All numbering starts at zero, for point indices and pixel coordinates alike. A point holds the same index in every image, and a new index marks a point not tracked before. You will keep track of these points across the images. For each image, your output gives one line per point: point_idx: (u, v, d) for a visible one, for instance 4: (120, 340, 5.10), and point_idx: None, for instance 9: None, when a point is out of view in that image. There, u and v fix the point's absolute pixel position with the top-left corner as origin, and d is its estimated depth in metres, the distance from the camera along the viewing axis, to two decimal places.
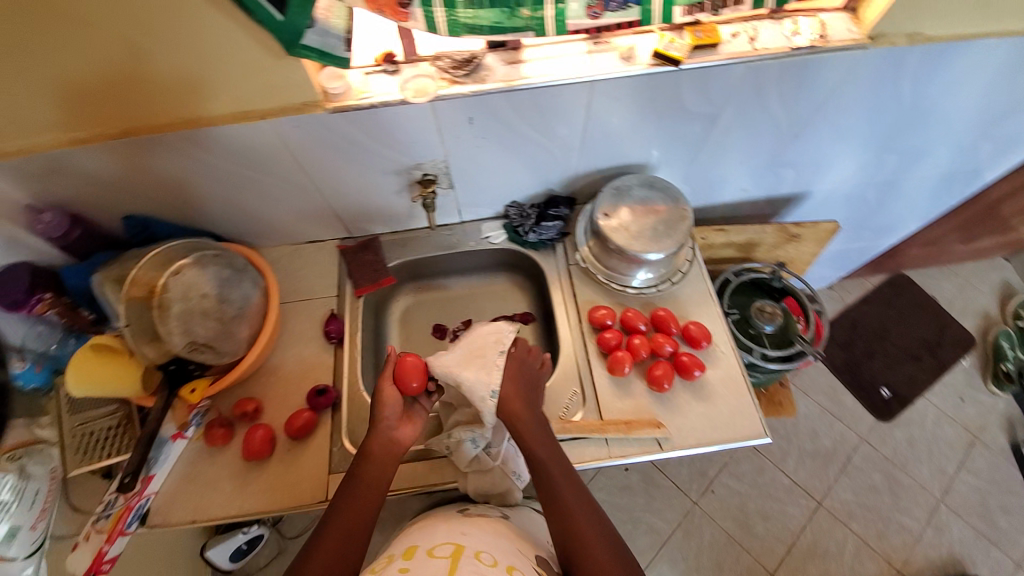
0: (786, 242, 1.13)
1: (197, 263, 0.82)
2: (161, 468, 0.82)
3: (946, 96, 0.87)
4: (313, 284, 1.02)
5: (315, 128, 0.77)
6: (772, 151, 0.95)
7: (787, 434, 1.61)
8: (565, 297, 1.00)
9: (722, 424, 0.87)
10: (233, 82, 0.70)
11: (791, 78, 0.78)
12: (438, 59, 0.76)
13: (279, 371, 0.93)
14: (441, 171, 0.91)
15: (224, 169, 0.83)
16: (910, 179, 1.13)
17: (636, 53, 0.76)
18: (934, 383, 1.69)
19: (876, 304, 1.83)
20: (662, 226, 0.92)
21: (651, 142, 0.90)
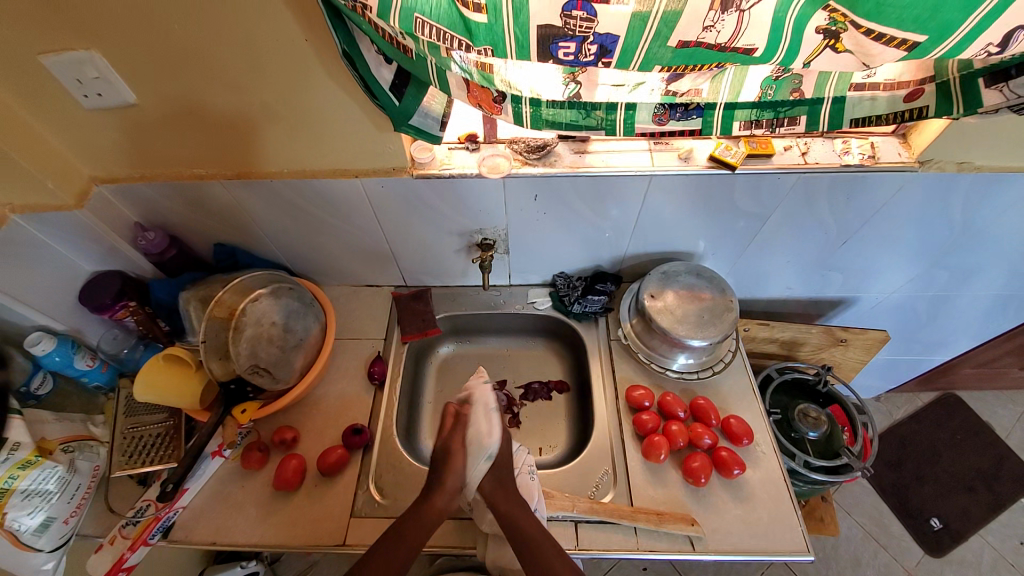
0: (831, 346, 1.11)
1: (273, 293, 0.90)
2: (195, 481, 0.85)
3: (998, 221, 0.89)
4: (364, 324, 1.09)
5: (399, 188, 0.87)
6: (819, 255, 0.97)
7: (826, 556, 1.47)
8: (603, 370, 1.02)
9: (760, 532, 0.82)
10: (338, 144, 0.81)
11: (840, 191, 0.82)
12: (515, 143, 0.86)
13: (320, 404, 0.98)
14: (500, 237, 0.98)
15: (312, 215, 0.94)
16: (965, 297, 1.11)
17: (694, 154, 0.82)
18: (989, 520, 1.53)
19: (928, 423, 1.71)
20: (706, 313, 0.94)
21: (700, 234, 0.95)
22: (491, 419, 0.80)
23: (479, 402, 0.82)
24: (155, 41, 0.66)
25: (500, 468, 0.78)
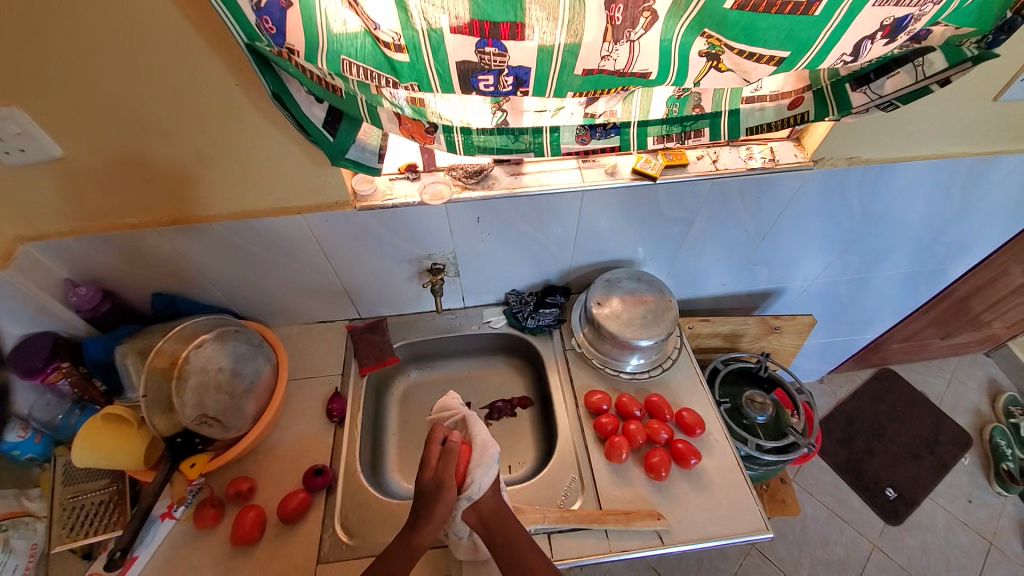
0: (768, 334, 1.20)
1: (217, 338, 0.87)
2: (146, 549, 0.80)
3: (891, 207, 1.00)
4: (319, 362, 1.07)
5: (343, 222, 0.88)
6: (745, 251, 1.05)
7: (796, 539, 1.54)
8: (561, 380, 1.05)
9: (721, 518, 0.86)
10: (278, 183, 0.82)
11: (752, 192, 0.91)
12: (453, 170, 0.89)
13: (276, 449, 0.94)
14: (449, 261, 1.00)
15: (254, 254, 0.93)
16: (877, 277, 1.23)
17: (619, 169, 0.89)
18: (939, 484, 1.65)
19: (868, 399, 1.84)
20: (650, 315, 0.99)
21: (637, 241, 1.01)
22: (485, 473, 0.74)
23: (475, 447, 0.75)
24: (76, 94, 0.65)
25: (480, 508, 0.75)
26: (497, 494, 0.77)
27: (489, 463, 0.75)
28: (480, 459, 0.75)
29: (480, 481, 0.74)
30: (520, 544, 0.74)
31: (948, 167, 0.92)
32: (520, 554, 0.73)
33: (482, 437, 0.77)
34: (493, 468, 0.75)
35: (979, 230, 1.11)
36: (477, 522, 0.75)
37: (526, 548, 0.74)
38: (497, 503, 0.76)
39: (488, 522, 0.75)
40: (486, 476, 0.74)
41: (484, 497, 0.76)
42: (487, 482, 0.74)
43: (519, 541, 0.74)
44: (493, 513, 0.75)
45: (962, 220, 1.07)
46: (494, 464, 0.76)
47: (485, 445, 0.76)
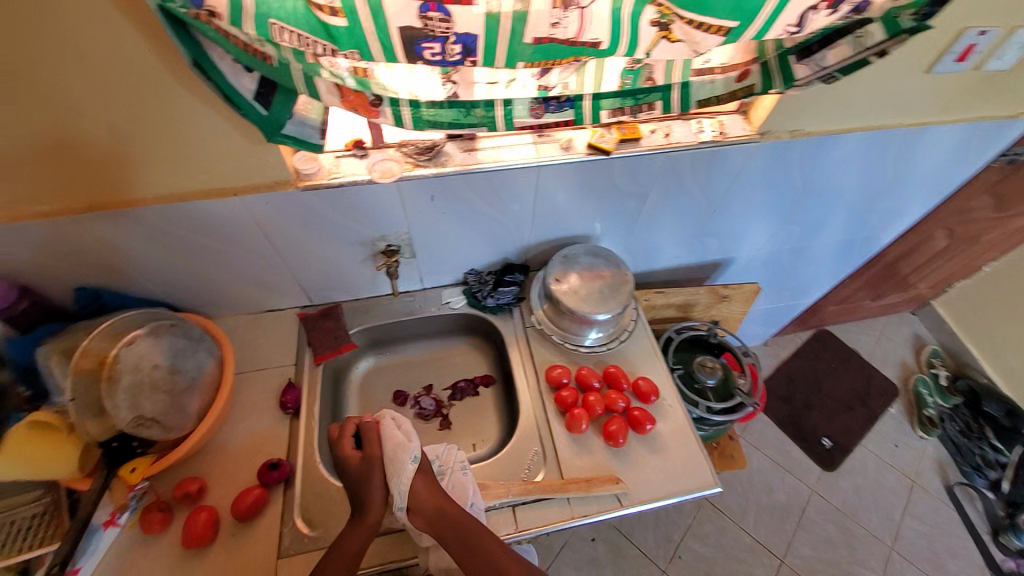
0: (718, 302, 1.25)
1: (150, 333, 0.82)
2: (89, 561, 0.75)
3: (828, 178, 1.05)
4: (270, 352, 1.02)
5: (286, 203, 0.82)
6: (696, 223, 1.08)
7: (744, 490, 1.66)
8: (523, 358, 1.05)
9: (676, 476, 0.90)
10: (208, 162, 0.75)
11: (702, 164, 0.92)
12: (403, 146, 0.85)
13: (228, 446, 0.90)
14: (404, 242, 0.97)
15: (188, 241, 0.86)
16: (816, 245, 1.30)
17: (574, 143, 0.88)
18: (868, 431, 1.81)
19: (807, 358, 1.99)
20: (607, 289, 1.00)
21: (594, 216, 1.01)
22: (401, 472, 0.74)
23: (389, 450, 0.75)
24: None
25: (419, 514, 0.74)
26: (436, 491, 0.76)
27: (403, 465, 0.74)
28: (395, 457, 0.74)
29: (400, 480, 0.73)
30: (479, 540, 0.72)
31: (880, 139, 0.98)
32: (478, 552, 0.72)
33: (394, 437, 0.76)
34: (411, 466, 0.74)
35: (906, 198, 1.19)
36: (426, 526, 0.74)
37: (484, 539, 0.73)
38: (438, 499, 0.75)
39: (435, 526, 0.73)
40: (404, 480, 0.73)
41: (418, 500, 0.74)
42: (406, 481, 0.73)
43: (478, 538, 0.73)
44: (436, 511, 0.74)
45: (892, 189, 1.14)
46: (413, 460, 0.75)
47: (398, 444, 0.75)
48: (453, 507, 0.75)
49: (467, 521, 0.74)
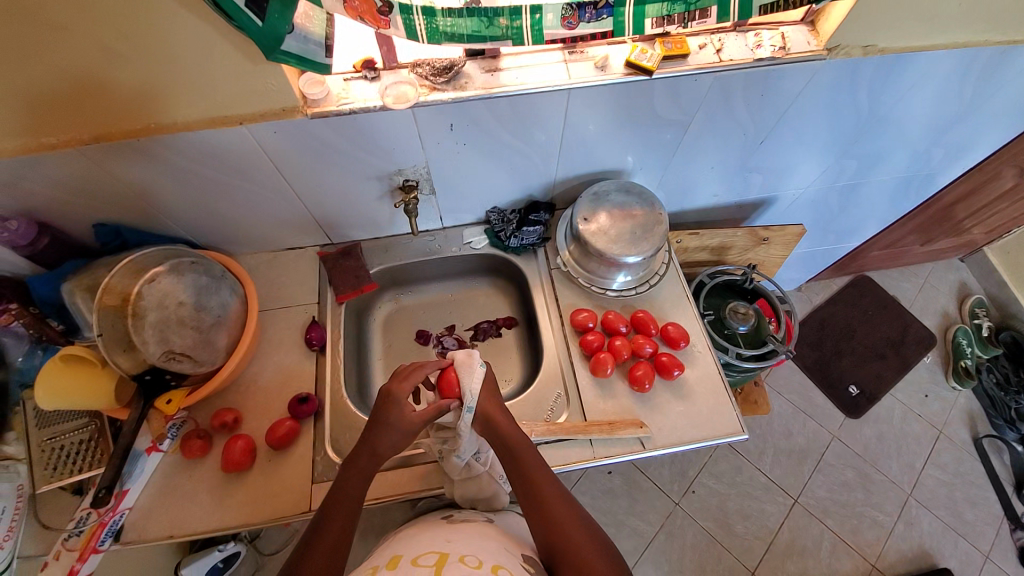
0: (756, 245, 1.18)
1: (173, 270, 0.81)
2: (136, 483, 0.80)
3: (899, 105, 0.93)
4: (292, 290, 1.01)
5: (296, 133, 0.77)
6: (741, 157, 0.99)
7: (763, 433, 1.66)
8: (546, 301, 1.02)
9: (701, 423, 0.89)
10: (210, 86, 0.70)
11: (756, 86, 0.82)
12: (418, 66, 0.77)
13: (257, 381, 0.92)
14: (422, 177, 0.92)
15: (199, 174, 0.82)
16: (871, 183, 1.18)
17: (610, 62, 0.78)
18: (899, 380, 1.77)
19: (842, 304, 1.90)
20: (639, 229, 0.94)
21: (627, 149, 0.93)
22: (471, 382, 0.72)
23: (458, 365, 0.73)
24: None
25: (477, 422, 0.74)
26: (493, 399, 0.75)
27: (473, 373, 0.73)
28: (464, 370, 0.73)
29: (472, 389, 0.72)
30: (526, 462, 0.71)
31: (968, 58, 0.84)
32: (526, 477, 0.70)
33: (460, 356, 0.74)
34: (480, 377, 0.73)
35: (984, 130, 1.05)
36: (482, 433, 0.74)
37: (526, 459, 0.71)
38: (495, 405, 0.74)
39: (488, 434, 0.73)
40: (477, 382, 0.73)
41: (483, 404, 0.74)
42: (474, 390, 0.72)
43: (523, 458, 0.71)
44: (486, 420, 0.73)
45: (969, 118, 1.00)
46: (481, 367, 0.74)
47: (464, 360, 0.73)
48: (503, 418, 0.73)
49: (514, 440, 0.72)
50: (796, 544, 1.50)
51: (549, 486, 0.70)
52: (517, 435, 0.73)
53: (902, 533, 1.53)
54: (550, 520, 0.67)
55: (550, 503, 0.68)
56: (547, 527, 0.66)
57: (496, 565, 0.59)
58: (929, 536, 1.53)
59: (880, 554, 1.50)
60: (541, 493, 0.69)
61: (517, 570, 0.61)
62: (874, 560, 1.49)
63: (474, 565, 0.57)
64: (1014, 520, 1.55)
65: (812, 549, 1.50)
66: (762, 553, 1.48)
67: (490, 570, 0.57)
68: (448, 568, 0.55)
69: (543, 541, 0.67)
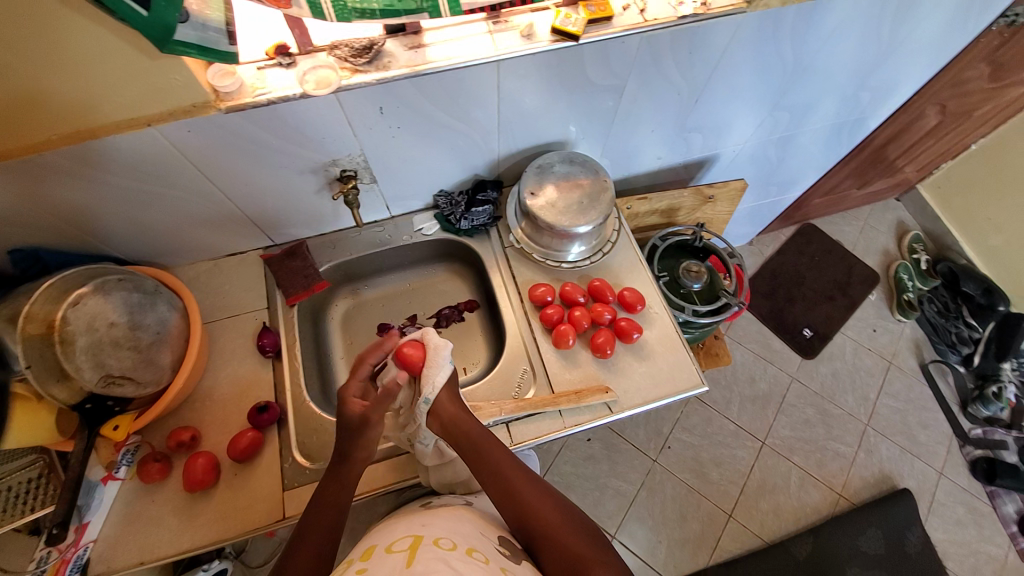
0: (703, 204, 1.21)
1: (98, 289, 0.76)
2: (96, 516, 0.76)
3: (822, 52, 0.95)
4: (239, 298, 0.97)
5: (214, 130, 0.73)
6: (679, 118, 1.00)
7: (727, 383, 1.74)
8: (504, 279, 1.02)
9: (663, 379, 0.91)
10: (109, 87, 0.64)
11: (683, 45, 0.82)
12: (336, 49, 0.73)
13: (212, 396, 0.88)
14: (360, 166, 0.89)
15: (118, 186, 0.77)
16: (805, 132, 1.22)
17: (535, 30, 0.77)
18: (848, 318, 1.86)
19: (791, 254, 1.98)
20: (586, 199, 0.94)
21: (567, 119, 0.93)
22: (440, 370, 0.76)
23: (429, 348, 0.77)
24: None
25: (440, 415, 0.75)
26: (455, 401, 0.77)
27: (442, 362, 0.76)
28: (434, 358, 0.76)
29: (433, 383, 0.75)
30: (488, 451, 0.73)
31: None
32: (490, 464, 0.71)
33: (430, 334, 0.79)
34: (448, 368, 0.77)
35: (903, 69, 1.09)
36: (440, 429, 0.76)
37: (487, 444, 0.73)
38: (456, 409, 0.76)
39: (451, 431, 0.74)
40: (439, 376, 0.75)
41: (441, 404, 0.75)
42: (442, 380, 0.75)
43: (487, 452, 0.72)
44: (451, 418, 0.75)
45: (888, 60, 1.04)
46: (448, 361, 0.77)
47: (437, 345, 0.77)
48: (466, 414, 0.76)
49: (477, 433, 0.74)
50: (767, 483, 1.59)
51: (514, 474, 0.71)
52: (478, 427, 0.75)
53: (863, 460, 1.64)
54: (522, 507, 0.68)
55: (517, 490, 0.69)
56: (520, 513, 0.68)
57: (471, 546, 0.59)
58: (887, 460, 1.65)
59: (844, 481, 1.61)
60: (506, 477, 0.70)
61: (491, 549, 0.61)
62: (839, 487, 1.60)
63: (448, 547, 0.57)
64: (961, 436, 1.69)
65: (782, 485, 1.59)
66: (736, 496, 1.56)
67: (464, 551, 0.57)
68: (422, 551, 0.55)
69: (519, 529, 0.67)
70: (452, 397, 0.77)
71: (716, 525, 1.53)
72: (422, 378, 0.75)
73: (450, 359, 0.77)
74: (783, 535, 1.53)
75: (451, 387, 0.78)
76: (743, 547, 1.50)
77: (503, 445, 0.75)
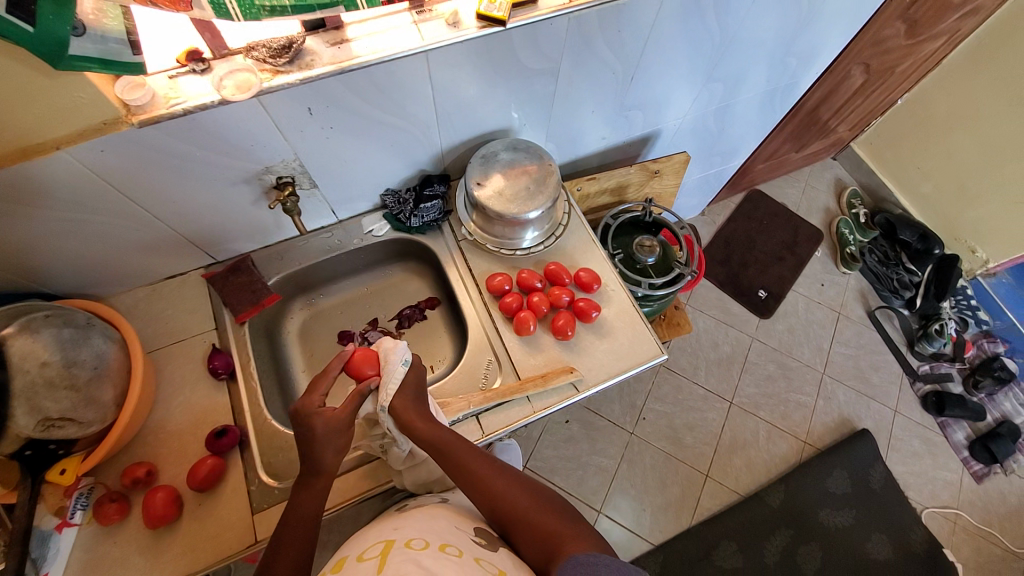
0: (650, 179, 1.23)
1: (25, 329, 0.71)
2: (54, 565, 0.72)
3: (747, 21, 0.97)
4: (184, 322, 0.93)
5: (129, 147, 0.68)
6: (617, 96, 1.01)
7: (693, 350, 1.79)
8: (460, 273, 1.01)
9: (625, 354, 0.93)
10: (5, 113, 0.59)
11: (611, 23, 0.83)
12: (253, 50, 0.70)
13: (166, 427, 0.84)
14: (296, 171, 0.86)
15: (35, 218, 0.72)
16: (740, 101, 1.26)
17: (461, 17, 0.75)
18: (799, 276, 1.95)
19: (741, 220, 2.05)
20: (533, 184, 0.94)
21: (506, 106, 0.92)
22: (393, 374, 0.76)
23: (381, 353, 0.78)
24: None
25: (399, 419, 0.74)
26: (413, 404, 0.76)
27: (394, 366, 0.76)
28: (386, 362, 0.76)
29: (387, 387, 0.75)
30: (454, 449, 0.72)
31: None
32: (457, 461, 0.71)
33: (384, 339, 0.79)
34: (401, 369, 0.76)
35: (824, 33, 1.13)
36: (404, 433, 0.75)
37: (450, 442, 0.73)
38: (415, 411, 0.75)
39: (412, 436, 0.74)
40: (393, 379, 0.75)
41: (398, 407, 0.74)
42: (395, 384, 0.75)
43: (451, 449, 0.72)
44: (409, 423, 0.73)
45: (810, 25, 1.08)
46: (402, 363, 0.77)
47: (388, 349, 0.78)
48: (423, 418, 0.74)
49: (439, 434, 0.73)
50: (738, 440, 1.66)
51: (484, 466, 0.71)
52: (440, 427, 0.74)
53: (823, 408, 1.74)
54: (495, 496, 0.68)
55: (488, 481, 0.70)
56: (493, 502, 0.68)
57: (444, 542, 0.59)
58: (845, 404, 1.75)
59: (808, 429, 1.70)
60: (475, 470, 0.70)
61: (467, 543, 0.61)
62: (804, 435, 1.69)
63: (420, 546, 0.57)
64: (910, 373, 1.81)
65: (752, 440, 1.67)
66: (711, 456, 1.63)
67: (437, 548, 0.57)
68: (393, 554, 0.54)
69: (495, 518, 0.68)
70: (410, 400, 0.75)
71: (694, 486, 1.59)
72: (377, 385, 0.76)
73: (405, 361, 0.77)
74: (757, 487, 1.60)
75: (409, 389, 0.77)
76: (721, 503, 1.57)
77: (468, 441, 0.75)
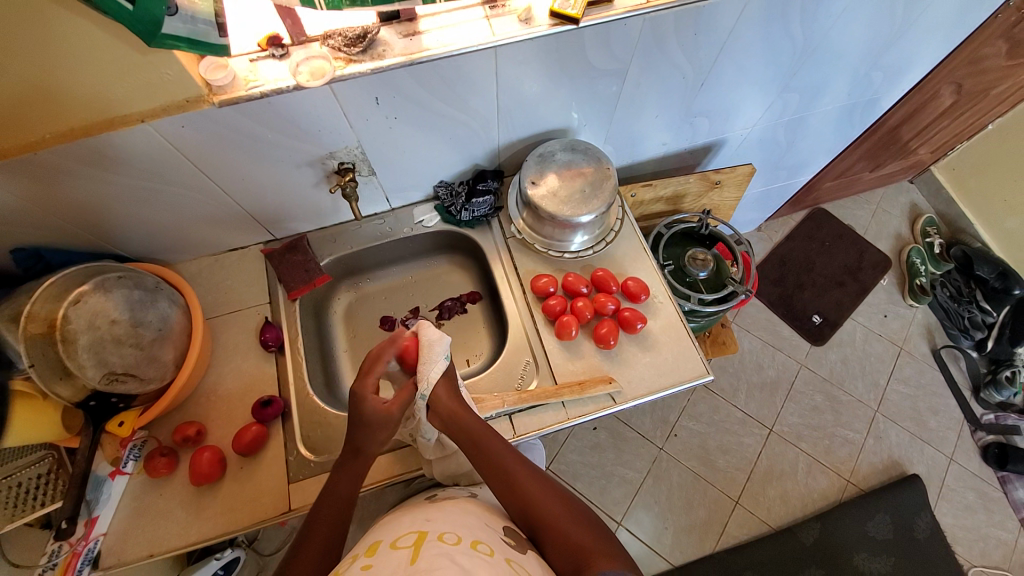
0: (709, 190, 1.18)
1: (100, 288, 0.77)
2: (106, 509, 0.77)
3: (834, 31, 0.91)
4: (240, 293, 0.97)
5: (209, 125, 0.72)
6: (684, 102, 0.97)
7: (735, 371, 1.72)
8: (505, 270, 1.01)
9: (668, 370, 0.90)
10: (101, 83, 0.63)
11: (687, 26, 0.79)
12: (329, 38, 0.72)
13: (217, 391, 0.89)
14: (357, 158, 0.88)
15: (119, 184, 0.77)
16: (815, 115, 1.19)
17: (534, 14, 0.74)
18: (858, 304, 1.83)
19: (800, 239, 1.95)
20: (588, 187, 0.92)
21: (569, 106, 0.91)
22: (434, 365, 0.76)
23: (424, 342, 0.78)
24: None
25: (439, 410, 0.75)
26: (452, 396, 0.77)
27: (436, 357, 0.77)
28: (429, 352, 0.77)
29: (428, 377, 0.75)
30: (492, 445, 0.73)
31: None
32: (495, 457, 0.72)
33: (426, 328, 0.80)
34: (443, 362, 0.77)
35: (918, 47, 1.05)
36: (442, 423, 0.76)
37: (489, 438, 0.73)
38: (455, 405, 0.76)
39: (451, 426, 0.75)
40: (433, 371, 0.76)
41: (438, 399, 0.76)
42: (437, 375, 0.76)
43: (489, 445, 0.73)
44: (450, 414, 0.75)
45: (903, 38, 1.00)
46: (444, 356, 0.78)
47: (432, 339, 0.78)
48: (465, 411, 0.76)
49: (476, 429, 0.74)
50: (775, 469, 1.59)
51: (520, 467, 0.71)
52: (478, 421, 0.75)
53: (872, 446, 1.63)
54: (525, 498, 0.68)
55: (522, 482, 0.69)
56: (525, 505, 0.67)
57: (476, 540, 0.59)
58: (897, 446, 1.63)
59: (853, 468, 1.60)
60: (509, 469, 0.70)
61: (496, 543, 0.61)
62: (848, 473, 1.59)
63: (453, 541, 0.57)
64: (972, 421, 1.67)
65: (790, 472, 1.58)
66: (743, 483, 1.56)
67: (469, 545, 0.57)
68: (426, 546, 0.55)
69: (524, 522, 0.67)
70: (451, 392, 0.77)
71: (722, 511, 1.53)
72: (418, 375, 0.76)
73: (445, 354, 0.78)
74: (790, 522, 1.53)
75: (449, 382, 0.78)
76: (750, 533, 1.51)
77: (506, 440, 0.75)
